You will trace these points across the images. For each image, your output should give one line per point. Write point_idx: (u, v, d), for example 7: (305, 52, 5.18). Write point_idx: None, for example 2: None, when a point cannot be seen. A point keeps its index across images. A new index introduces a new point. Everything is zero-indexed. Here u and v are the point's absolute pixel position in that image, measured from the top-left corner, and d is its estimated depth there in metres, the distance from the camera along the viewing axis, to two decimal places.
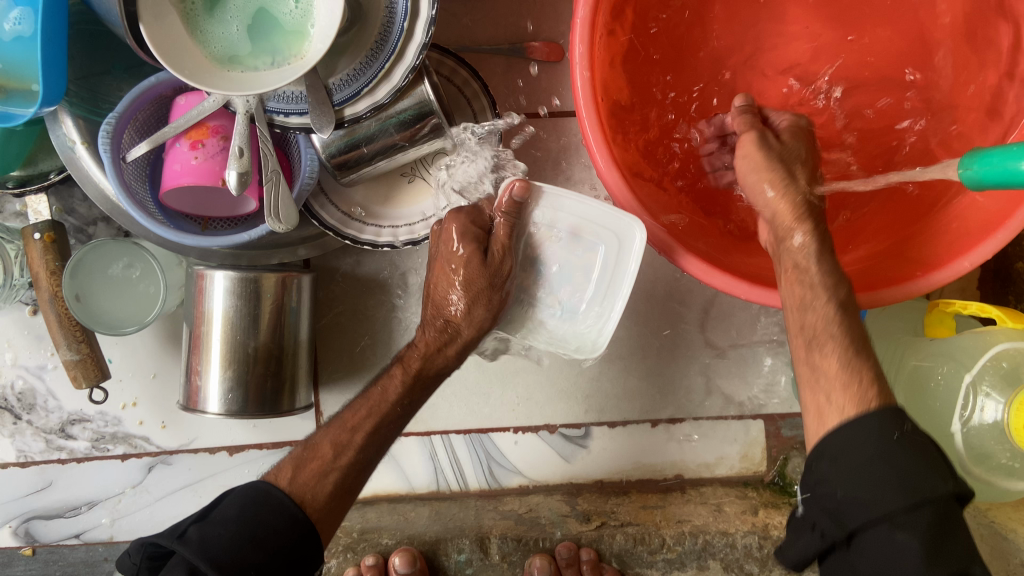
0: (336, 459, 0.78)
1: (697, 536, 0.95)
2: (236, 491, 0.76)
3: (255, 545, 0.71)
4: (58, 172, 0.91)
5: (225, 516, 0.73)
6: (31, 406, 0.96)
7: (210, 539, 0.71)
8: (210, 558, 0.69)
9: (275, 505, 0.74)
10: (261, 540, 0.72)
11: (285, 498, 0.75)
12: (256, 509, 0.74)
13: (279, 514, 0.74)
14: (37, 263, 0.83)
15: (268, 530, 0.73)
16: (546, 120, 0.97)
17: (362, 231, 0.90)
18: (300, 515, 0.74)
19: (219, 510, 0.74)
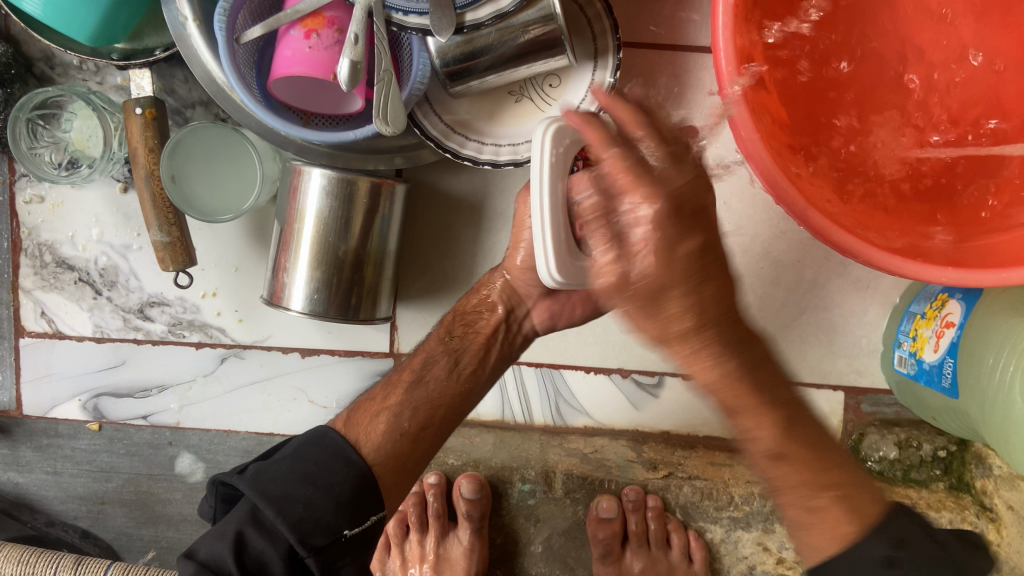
0: (392, 403, 0.78)
1: (766, 499, 0.92)
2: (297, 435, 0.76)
3: (306, 480, 0.70)
4: (163, 49, 0.88)
5: (281, 457, 0.73)
6: (112, 283, 0.96)
7: (268, 475, 0.70)
8: (263, 490, 0.69)
9: (330, 446, 0.73)
10: (314, 477, 0.70)
11: (340, 441, 0.74)
12: (320, 453, 0.72)
13: (332, 453, 0.72)
14: (137, 139, 0.81)
15: (324, 470, 0.71)
16: (664, 52, 0.92)
17: (463, 145, 0.87)
18: (356, 460, 0.72)
19: (280, 452, 0.74)
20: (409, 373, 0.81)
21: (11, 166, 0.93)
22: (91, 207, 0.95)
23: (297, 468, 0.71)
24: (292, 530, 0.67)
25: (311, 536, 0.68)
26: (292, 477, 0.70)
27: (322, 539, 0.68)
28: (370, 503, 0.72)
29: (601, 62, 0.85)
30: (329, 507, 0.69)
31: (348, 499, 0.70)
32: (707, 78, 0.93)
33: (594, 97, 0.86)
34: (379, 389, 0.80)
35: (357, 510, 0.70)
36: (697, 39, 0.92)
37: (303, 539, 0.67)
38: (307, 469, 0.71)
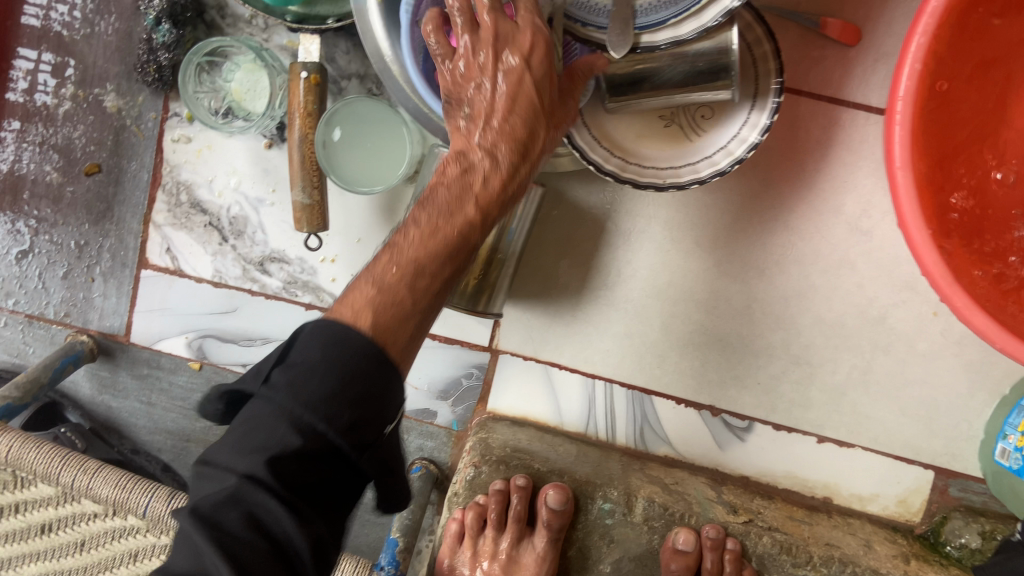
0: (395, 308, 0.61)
1: (845, 564, 0.88)
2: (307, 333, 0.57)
3: (318, 385, 0.54)
4: (336, 18, 0.90)
5: (283, 379, 0.55)
6: (239, 233, 0.99)
7: (298, 385, 0.54)
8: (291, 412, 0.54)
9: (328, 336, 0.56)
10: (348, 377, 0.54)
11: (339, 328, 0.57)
12: (293, 377, 0.55)
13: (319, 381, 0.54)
14: (299, 101, 0.84)
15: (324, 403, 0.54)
16: (817, 103, 0.93)
17: (607, 160, 0.87)
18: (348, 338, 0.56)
19: (296, 350, 0.56)
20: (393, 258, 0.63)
21: (165, 104, 0.97)
22: (234, 157, 0.98)
23: (317, 370, 0.54)
24: (238, 448, 0.54)
25: (339, 415, 0.54)
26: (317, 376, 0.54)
27: (286, 448, 0.53)
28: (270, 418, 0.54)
29: (761, 102, 0.85)
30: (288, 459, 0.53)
31: (331, 392, 0.53)
32: (854, 136, 0.93)
33: (746, 136, 0.86)
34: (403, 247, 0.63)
35: (376, 404, 0.56)
36: (852, 95, 0.92)
37: (328, 419, 0.53)
38: (345, 362, 0.54)
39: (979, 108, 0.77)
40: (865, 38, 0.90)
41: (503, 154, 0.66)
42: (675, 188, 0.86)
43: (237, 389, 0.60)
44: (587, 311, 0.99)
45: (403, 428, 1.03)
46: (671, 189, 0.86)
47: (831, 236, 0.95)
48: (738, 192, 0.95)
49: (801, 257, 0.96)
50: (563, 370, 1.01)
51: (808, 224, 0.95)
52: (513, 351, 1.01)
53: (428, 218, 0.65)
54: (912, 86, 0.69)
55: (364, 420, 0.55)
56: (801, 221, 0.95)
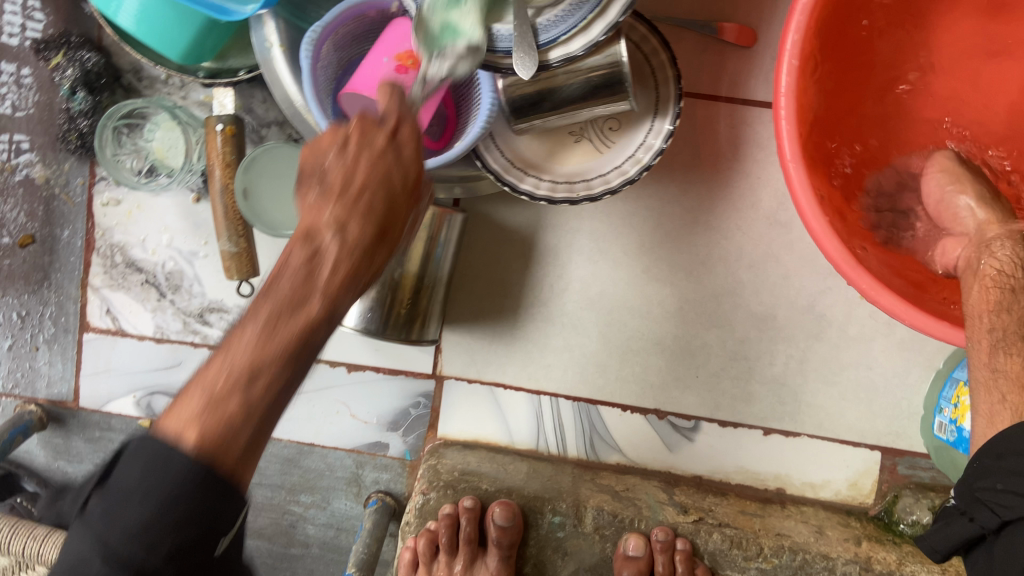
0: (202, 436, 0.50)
1: (796, 552, 0.91)
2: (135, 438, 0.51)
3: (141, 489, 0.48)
4: (247, 69, 0.92)
5: (127, 486, 0.49)
6: (176, 287, 1.01)
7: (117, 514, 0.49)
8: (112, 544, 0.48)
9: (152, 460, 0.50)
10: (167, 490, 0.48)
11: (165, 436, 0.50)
12: (103, 516, 0.49)
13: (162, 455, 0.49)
14: (216, 154, 0.87)
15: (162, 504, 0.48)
16: (725, 104, 0.95)
17: (521, 180, 0.89)
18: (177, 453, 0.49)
19: (119, 477, 0.50)
20: (224, 353, 0.53)
21: (92, 169, 0.99)
22: (164, 214, 0.99)
23: (133, 497, 0.49)
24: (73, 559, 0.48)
25: (159, 545, 0.48)
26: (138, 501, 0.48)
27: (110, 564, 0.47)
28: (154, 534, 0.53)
29: (663, 110, 0.88)
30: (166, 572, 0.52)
31: (146, 525, 0.48)
32: (763, 133, 0.95)
33: (652, 143, 0.88)
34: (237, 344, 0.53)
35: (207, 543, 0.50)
36: (756, 93, 0.94)
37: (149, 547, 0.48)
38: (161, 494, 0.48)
39: (839, 94, 0.83)
40: (762, 39, 0.93)
41: (352, 232, 0.56)
42: (587, 199, 0.87)
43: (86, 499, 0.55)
44: (525, 328, 1.00)
45: (358, 463, 1.04)
46: (585, 201, 0.88)
47: (752, 232, 0.97)
48: (658, 198, 0.97)
49: (726, 255, 0.97)
50: (509, 391, 1.01)
51: (730, 222, 0.97)
52: (457, 376, 1.01)
53: (301, 261, 0.55)
54: (794, 78, 0.71)
55: (193, 545, 0.50)
56: (722, 220, 0.97)
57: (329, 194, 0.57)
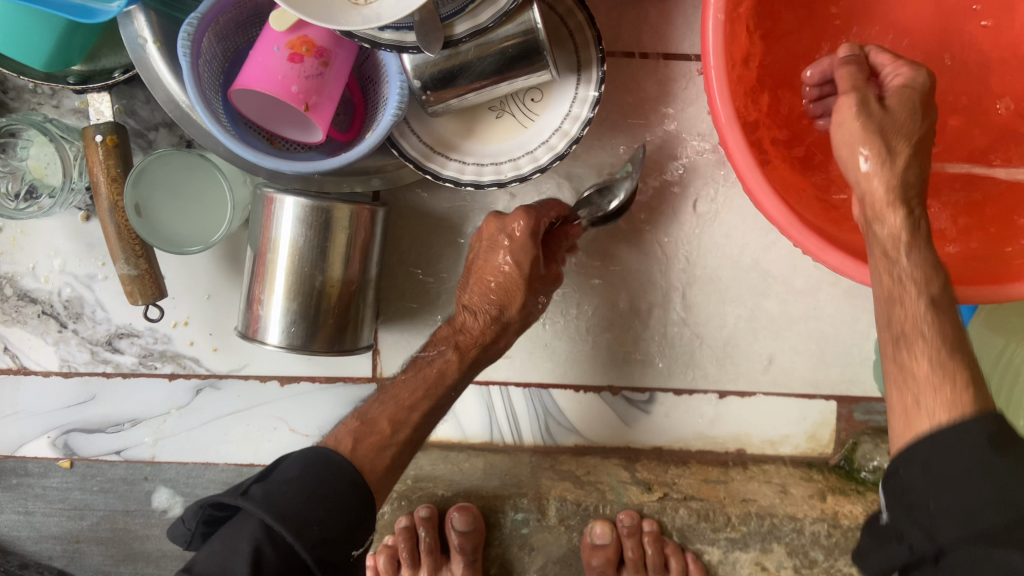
0: (395, 431, 0.78)
1: (763, 518, 0.92)
2: (293, 454, 0.76)
3: (318, 502, 0.71)
4: (122, 70, 0.83)
5: (288, 476, 0.72)
6: (77, 315, 0.91)
7: (277, 496, 0.70)
8: (277, 514, 0.69)
9: (334, 469, 0.74)
10: (326, 499, 0.72)
11: (344, 464, 0.75)
12: (272, 489, 0.71)
13: (342, 478, 0.73)
14: (98, 168, 0.77)
15: (331, 489, 0.72)
16: (649, 62, 0.89)
17: (444, 166, 0.83)
18: (360, 482, 0.74)
19: (280, 470, 0.74)
20: (418, 374, 0.81)
21: None
22: (52, 238, 0.89)
23: (296, 485, 0.72)
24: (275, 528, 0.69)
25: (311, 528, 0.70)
26: (304, 499, 0.71)
27: (284, 527, 0.69)
28: (322, 457, 0.75)
29: (585, 75, 0.82)
30: (314, 477, 0.72)
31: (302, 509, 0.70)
32: (691, 89, 0.89)
33: (578, 112, 0.83)
34: (423, 366, 0.81)
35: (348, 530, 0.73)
36: (679, 46, 0.89)
37: (298, 531, 0.69)
38: (324, 492, 0.72)
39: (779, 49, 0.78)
40: None
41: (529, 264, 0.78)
42: (517, 180, 0.82)
43: (234, 490, 0.75)
44: None
45: None
46: (514, 182, 0.83)
47: (690, 193, 0.92)
48: (591, 169, 0.91)
49: (666, 221, 0.93)
50: None
51: (665, 189, 0.92)
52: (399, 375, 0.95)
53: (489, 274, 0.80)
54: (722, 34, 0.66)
55: (328, 538, 0.71)
56: (659, 184, 0.92)
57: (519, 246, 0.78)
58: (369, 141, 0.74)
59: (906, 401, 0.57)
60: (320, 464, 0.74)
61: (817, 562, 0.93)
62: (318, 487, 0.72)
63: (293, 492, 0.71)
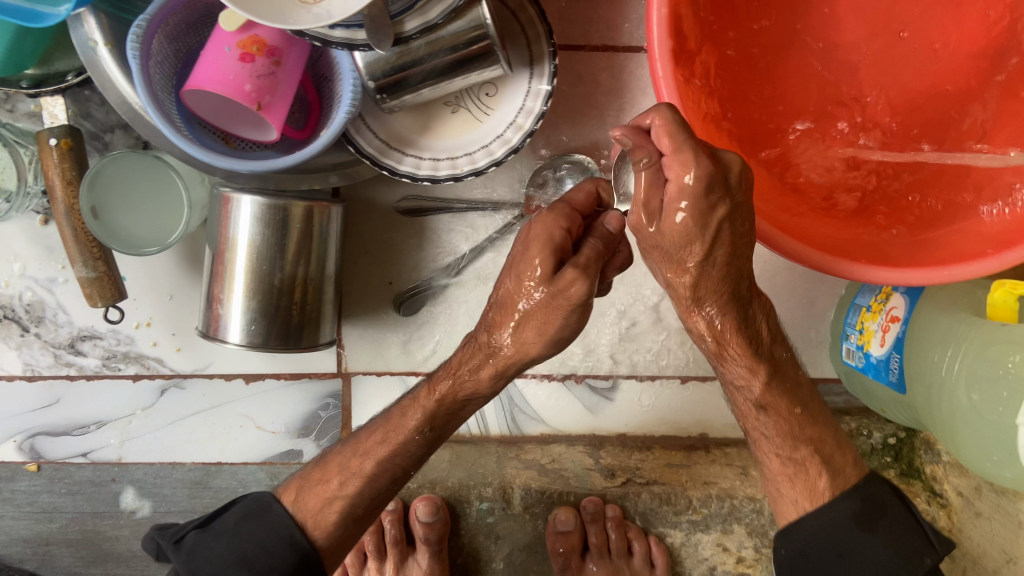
0: (343, 485, 0.74)
1: (723, 499, 0.94)
2: (246, 498, 0.79)
3: (240, 565, 0.73)
4: (76, 72, 0.83)
5: (223, 528, 0.76)
6: (39, 319, 0.91)
7: (203, 553, 0.75)
8: (194, 569, 0.75)
9: (272, 524, 0.75)
10: (251, 559, 0.73)
11: (284, 516, 0.75)
12: (199, 544, 0.76)
13: (276, 535, 0.74)
14: (53, 172, 0.77)
15: (262, 550, 0.73)
16: (603, 54, 0.90)
17: (401, 162, 0.83)
18: (302, 543, 0.74)
19: (221, 519, 0.78)
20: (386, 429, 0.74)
21: None
22: (10, 242, 0.89)
23: (225, 540, 0.75)
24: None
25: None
26: (227, 562, 0.73)
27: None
28: (262, 509, 0.76)
29: (538, 69, 0.83)
30: (246, 532, 0.75)
31: (224, 562, 0.74)
32: (645, 80, 0.91)
33: (532, 106, 0.84)
34: (394, 421, 0.74)
35: None
36: (632, 38, 0.90)
37: None
38: (250, 557, 0.73)
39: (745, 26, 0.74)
40: None
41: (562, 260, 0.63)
42: (472, 174, 0.83)
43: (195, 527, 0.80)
44: (427, 311, 0.95)
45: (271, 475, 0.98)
46: (470, 177, 0.84)
47: None
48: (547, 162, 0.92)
49: None
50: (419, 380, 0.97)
51: None
52: (365, 370, 0.96)
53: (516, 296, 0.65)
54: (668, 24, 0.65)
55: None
56: None
57: (537, 250, 0.63)
58: (324, 138, 0.75)
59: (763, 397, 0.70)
60: (278, 529, 0.74)
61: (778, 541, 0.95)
62: (245, 551, 0.73)
63: (221, 547, 0.74)
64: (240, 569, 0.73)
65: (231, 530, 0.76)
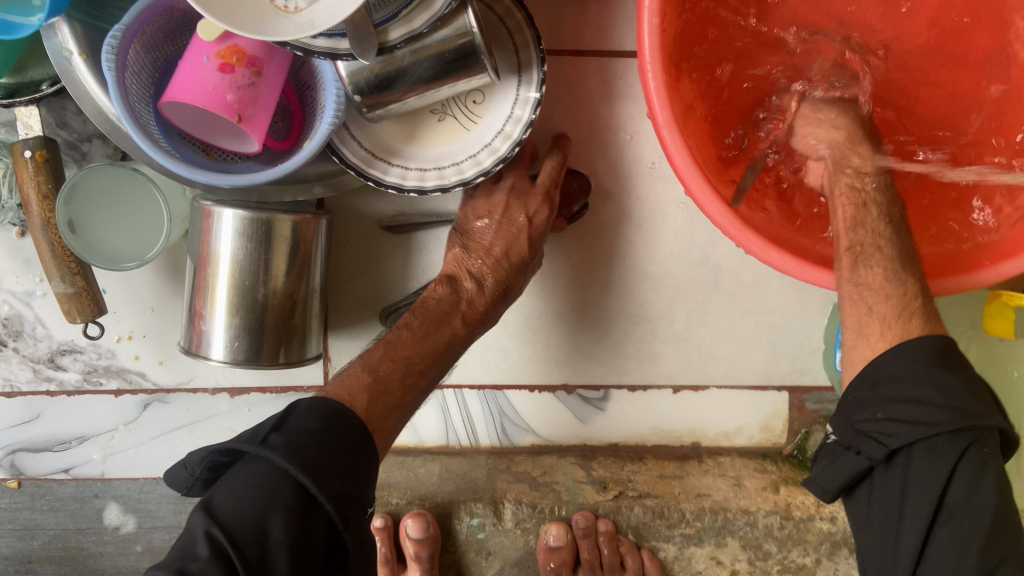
0: (404, 394, 0.73)
1: (717, 512, 0.94)
2: (302, 402, 0.65)
3: (335, 455, 0.61)
4: (51, 83, 0.80)
5: (303, 425, 0.62)
6: (17, 333, 0.89)
7: (299, 444, 0.60)
8: (302, 463, 0.59)
9: (346, 423, 0.65)
10: (344, 452, 0.62)
11: (352, 417, 0.66)
12: (292, 440, 0.60)
13: (353, 431, 0.65)
14: (29, 186, 0.74)
15: (343, 442, 0.63)
16: (592, 58, 0.87)
17: (387, 172, 0.82)
18: (367, 437, 0.65)
19: (295, 419, 0.63)
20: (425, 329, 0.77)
21: None
22: None
23: (315, 438, 0.61)
24: (302, 479, 0.59)
25: (331, 485, 0.60)
26: (323, 449, 0.61)
27: (307, 480, 0.59)
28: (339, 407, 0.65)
29: (527, 76, 0.81)
30: (330, 432, 0.63)
31: (321, 464, 0.60)
32: (636, 84, 0.88)
33: (520, 114, 0.82)
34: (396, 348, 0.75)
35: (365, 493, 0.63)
36: (622, 41, 0.87)
37: (319, 484, 0.59)
38: (338, 445, 0.62)
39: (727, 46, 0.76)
40: None
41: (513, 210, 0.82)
42: (460, 185, 0.81)
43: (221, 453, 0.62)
44: None
45: None
46: (458, 187, 0.82)
47: (638, 190, 0.91)
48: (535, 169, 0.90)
49: (617, 217, 0.91)
50: None
51: (612, 186, 0.91)
52: None
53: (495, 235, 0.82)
54: (658, 36, 0.65)
55: (348, 491, 0.61)
56: (607, 181, 0.91)
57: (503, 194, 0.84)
58: (307, 150, 0.73)
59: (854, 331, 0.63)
60: (345, 425, 0.64)
61: (771, 552, 0.97)
62: (335, 445, 0.62)
63: (306, 441, 0.61)
64: (342, 467, 0.61)
65: (322, 432, 0.62)
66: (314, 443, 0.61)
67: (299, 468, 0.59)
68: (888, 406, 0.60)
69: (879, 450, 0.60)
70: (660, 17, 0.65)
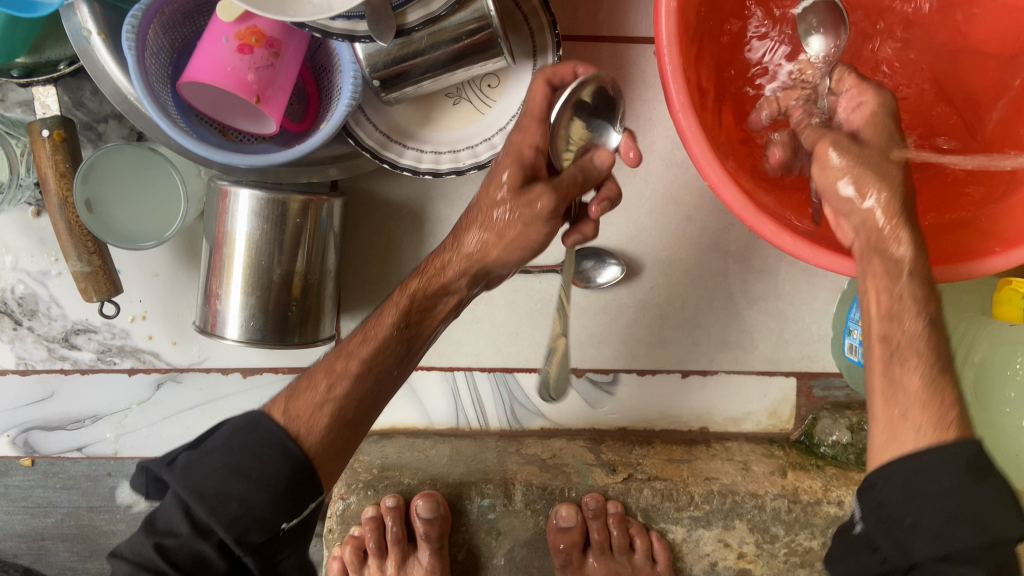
0: (332, 389, 0.67)
1: (725, 495, 0.94)
2: (230, 418, 0.66)
3: (238, 475, 0.61)
4: (69, 62, 0.81)
5: (213, 445, 0.63)
6: (32, 312, 0.89)
7: (197, 467, 0.61)
8: (193, 488, 0.60)
9: (263, 442, 0.63)
10: (247, 470, 0.61)
11: (277, 429, 0.64)
12: (195, 460, 0.62)
13: (266, 443, 0.63)
14: (46, 165, 0.75)
15: (257, 461, 0.62)
16: (606, 44, 0.88)
17: (401, 154, 0.82)
18: (294, 450, 0.63)
19: (210, 438, 0.64)
20: (364, 332, 0.70)
21: None
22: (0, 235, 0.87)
23: (221, 453, 0.62)
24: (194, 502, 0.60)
25: (230, 514, 0.60)
26: (224, 472, 0.61)
27: (199, 504, 0.60)
28: (259, 421, 0.64)
29: (542, 61, 0.81)
30: (226, 457, 0.61)
31: (221, 488, 0.60)
32: (649, 70, 0.89)
33: None
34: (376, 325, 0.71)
35: (288, 508, 0.62)
36: (636, 27, 0.88)
37: (218, 515, 0.60)
38: (246, 467, 0.61)
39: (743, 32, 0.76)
40: None
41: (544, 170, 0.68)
42: (475, 168, 0.82)
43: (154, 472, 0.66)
44: None
45: None
46: (473, 170, 0.82)
47: (649, 176, 0.91)
48: None
49: (628, 202, 0.92)
50: (421, 373, 0.96)
51: (624, 171, 0.91)
52: None
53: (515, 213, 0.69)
54: (675, 22, 0.65)
55: (263, 514, 0.61)
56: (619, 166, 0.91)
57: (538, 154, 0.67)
58: (323, 132, 0.73)
59: (892, 413, 0.60)
60: (254, 447, 0.62)
61: (778, 535, 0.96)
62: (239, 464, 0.61)
63: (212, 461, 0.61)
64: (243, 483, 0.61)
65: (224, 453, 0.62)
66: (209, 474, 0.61)
67: (202, 485, 0.60)
68: (911, 507, 0.56)
69: (900, 559, 0.57)
70: (678, 1, 0.65)
